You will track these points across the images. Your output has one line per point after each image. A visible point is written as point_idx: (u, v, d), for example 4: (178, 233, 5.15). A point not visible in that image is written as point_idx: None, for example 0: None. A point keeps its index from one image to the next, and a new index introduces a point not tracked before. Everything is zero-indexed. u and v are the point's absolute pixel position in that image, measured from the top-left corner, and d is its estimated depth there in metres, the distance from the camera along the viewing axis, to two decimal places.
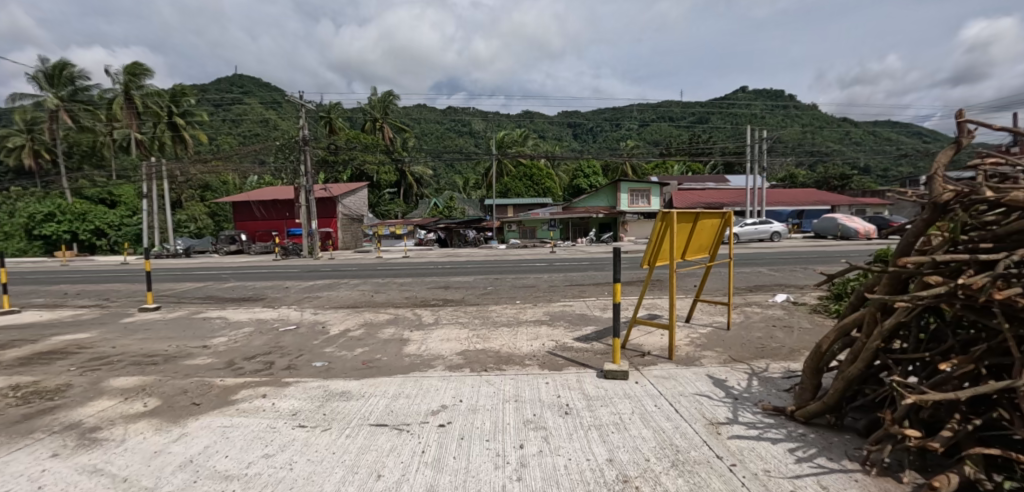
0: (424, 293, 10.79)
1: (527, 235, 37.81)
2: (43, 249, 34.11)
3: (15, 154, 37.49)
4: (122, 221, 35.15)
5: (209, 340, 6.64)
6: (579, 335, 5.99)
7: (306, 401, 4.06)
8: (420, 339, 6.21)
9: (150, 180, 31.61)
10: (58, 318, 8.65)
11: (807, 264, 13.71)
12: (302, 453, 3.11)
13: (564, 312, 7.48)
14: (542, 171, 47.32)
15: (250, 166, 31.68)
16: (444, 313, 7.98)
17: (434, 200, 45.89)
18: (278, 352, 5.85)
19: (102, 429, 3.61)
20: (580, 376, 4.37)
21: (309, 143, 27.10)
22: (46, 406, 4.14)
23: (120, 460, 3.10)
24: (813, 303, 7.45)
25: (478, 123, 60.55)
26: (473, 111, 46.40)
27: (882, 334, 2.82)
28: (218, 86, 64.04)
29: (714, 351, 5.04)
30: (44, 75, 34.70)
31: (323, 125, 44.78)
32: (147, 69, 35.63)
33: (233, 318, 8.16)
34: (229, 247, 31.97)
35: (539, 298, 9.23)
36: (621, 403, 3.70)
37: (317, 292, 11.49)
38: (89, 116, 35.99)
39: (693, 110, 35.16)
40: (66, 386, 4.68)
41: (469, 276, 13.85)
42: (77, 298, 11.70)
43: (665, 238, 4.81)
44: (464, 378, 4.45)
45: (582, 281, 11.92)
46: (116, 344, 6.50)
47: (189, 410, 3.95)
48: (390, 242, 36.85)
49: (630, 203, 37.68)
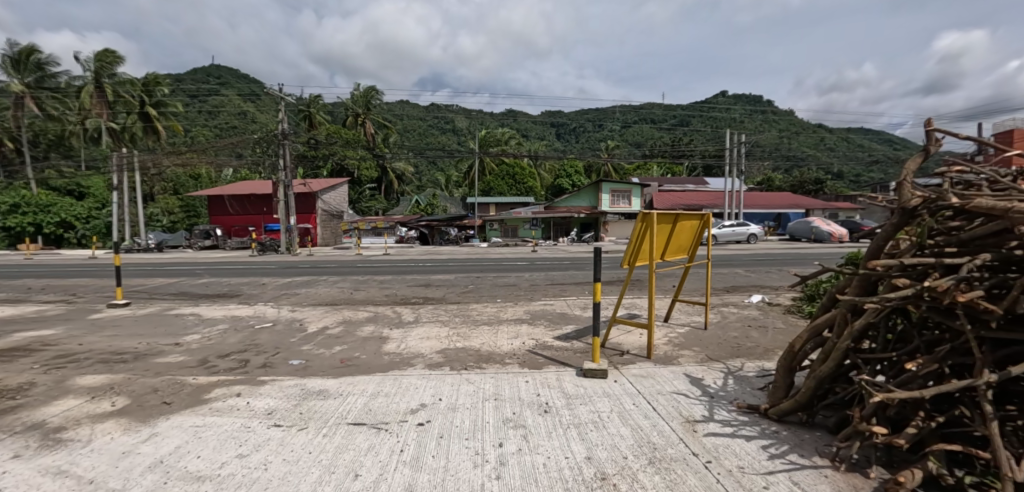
0: (404, 291, 10.69)
1: (509, 234, 37.42)
2: (6, 241, 32.89)
3: None
4: (90, 214, 34.01)
5: (181, 337, 6.45)
6: (559, 334, 6.01)
7: (282, 399, 3.99)
8: (400, 337, 6.16)
9: (120, 172, 30.45)
10: (20, 314, 8.30)
11: (782, 266, 14.07)
12: (277, 453, 3.05)
13: (544, 311, 7.51)
14: (525, 170, 47.30)
15: (227, 158, 30.84)
16: (425, 311, 7.93)
17: (415, 198, 45.59)
18: (254, 350, 5.72)
19: (66, 429, 3.48)
20: (559, 374, 4.40)
21: (288, 137, 26.53)
22: (6, 405, 3.97)
23: (86, 461, 2.99)
24: (788, 304, 7.63)
25: (462, 121, 60.48)
26: (457, 108, 46.32)
27: (852, 335, 2.91)
28: (194, 76, 62.43)
29: (690, 350, 5.11)
30: (9, 60, 33.10)
31: (302, 119, 43.94)
32: (118, 57, 34.40)
33: (207, 315, 7.96)
34: (203, 243, 31.35)
35: (520, 297, 9.23)
36: (601, 402, 3.73)
37: (294, 288, 11.30)
38: (57, 104, 34.77)
39: (675, 112, 35.65)
40: (29, 385, 4.49)
41: (451, 274, 13.79)
42: (42, 293, 11.23)
43: (645, 238, 4.83)
44: (444, 377, 4.43)
45: (563, 280, 11.96)
46: (83, 342, 6.27)
47: (161, 410, 3.84)
48: (369, 238, 36.50)
49: (612, 204, 38.04)
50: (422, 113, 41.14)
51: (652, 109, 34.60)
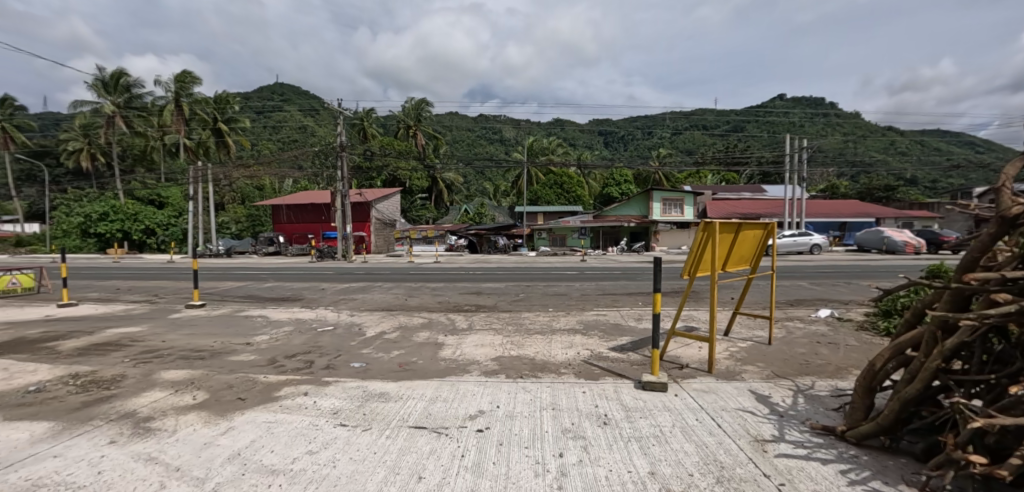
0: (455, 298, 10.89)
1: (557, 243, 37.18)
2: (97, 246, 36.26)
3: (74, 157, 40.29)
4: (170, 221, 37.13)
5: (252, 337, 6.88)
6: (615, 345, 5.92)
7: (345, 400, 4.16)
8: (455, 343, 6.26)
9: (196, 183, 32.95)
10: (112, 311, 9.15)
11: (852, 279, 13.14)
12: (344, 451, 3.18)
13: (598, 321, 7.41)
14: (573, 179, 47.15)
15: (289, 170, 32.72)
16: (477, 319, 8.04)
17: (464, 207, 46.47)
18: (317, 352, 6.00)
19: (154, 419, 3.79)
20: (618, 386, 4.32)
21: (346, 149, 27.56)
22: (103, 395, 4.38)
23: (173, 450, 3.24)
24: (860, 320, 7.13)
25: (509, 131, 61.12)
26: (505, 118, 46.84)
27: (944, 354, 2.68)
28: (261, 94, 66.99)
29: (755, 367, 4.88)
30: (101, 83, 36.61)
31: (357, 132, 45.81)
32: (195, 77, 37.14)
33: (274, 317, 8.44)
34: (267, 249, 33.34)
35: (571, 307, 9.18)
36: (662, 416, 3.63)
37: (351, 294, 11.79)
38: (142, 122, 38.11)
39: (729, 118, 34.42)
40: (121, 376, 4.93)
41: (500, 282, 13.91)
42: (129, 293, 12.34)
43: (706, 248, 4.68)
44: (500, 384, 4.46)
45: (615, 290, 11.76)
46: (165, 339, 6.82)
47: (236, 405, 4.10)
48: (420, 246, 37.47)
49: (663, 212, 37.06)
50: (472, 124, 41.79)
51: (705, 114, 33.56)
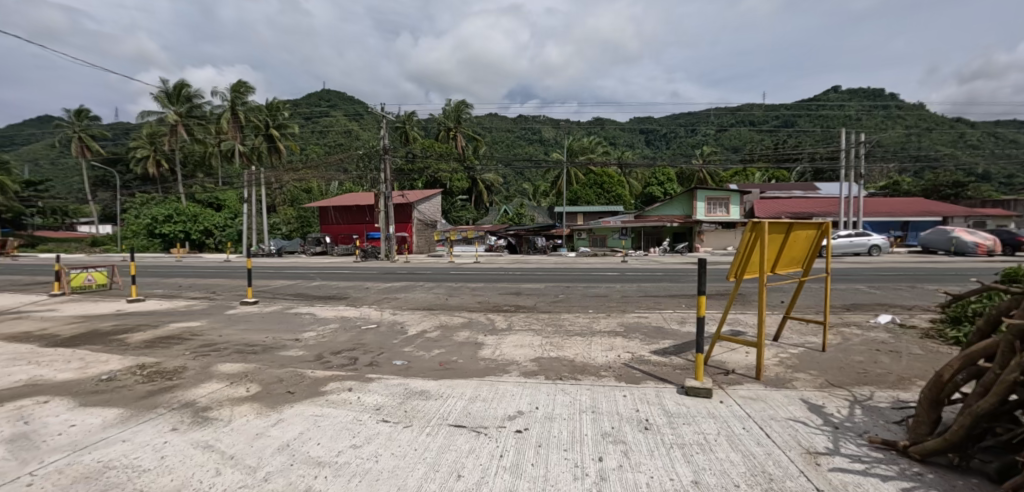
0: (495, 298, 10.95)
1: (597, 244, 36.77)
2: (161, 246, 38.86)
3: (143, 163, 43.37)
4: (226, 222, 39.45)
5: (300, 334, 7.18)
6: (657, 348, 5.77)
7: (388, 396, 4.27)
8: (494, 343, 6.30)
9: (250, 187, 34.84)
10: (175, 307, 9.78)
11: (917, 283, 12.25)
12: (386, 447, 3.26)
13: (639, 323, 7.26)
14: (613, 179, 46.46)
15: (336, 174, 33.99)
16: (517, 319, 8.04)
17: (504, 208, 46.74)
18: (362, 349, 6.20)
19: (212, 409, 4.03)
20: (660, 390, 4.22)
21: (389, 151, 28.29)
22: (167, 384, 4.69)
23: (228, 439, 3.42)
24: (925, 327, 6.63)
25: (549, 131, 60.86)
26: (544, 119, 46.79)
27: (1022, 366, 2.45)
28: (310, 100, 69.87)
29: (807, 374, 4.64)
30: (165, 94, 39.30)
31: (400, 135, 46.99)
32: (249, 87, 39.18)
33: (321, 315, 8.78)
34: (315, 249, 34.79)
35: (611, 309, 9.03)
36: (706, 423, 3.51)
37: (394, 293, 12.07)
38: (201, 130, 40.60)
39: (778, 113, 32.93)
40: (182, 368, 5.26)
41: (540, 283, 13.88)
42: (191, 290, 13.15)
43: (754, 249, 4.49)
44: (539, 386, 4.45)
45: (657, 292, 11.48)
46: (221, 334, 7.22)
47: (285, 398, 4.29)
48: (461, 247, 37.94)
49: (707, 212, 35.98)
50: (511, 125, 41.96)
51: (752, 110, 32.26)
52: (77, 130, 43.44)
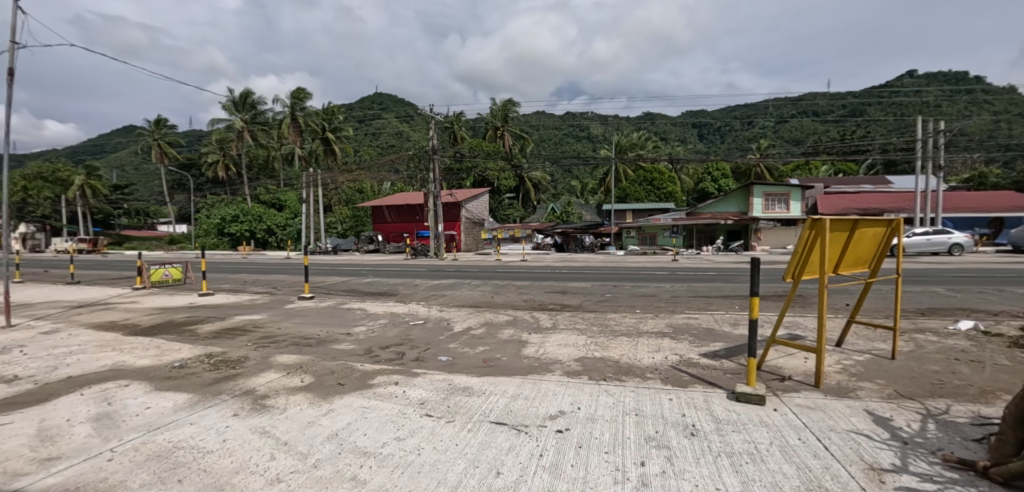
0: (541, 296, 10.93)
1: (647, 242, 35.94)
2: (230, 244, 41.67)
3: (214, 167, 46.65)
4: (286, 222, 41.80)
5: (352, 328, 7.49)
6: (707, 351, 5.54)
7: (432, 391, 4.36)
8: (538, 342, 6.28)
9: (309, 188, 36.70)
10: (241, 301, 10.47)
11: (1005, 285, 11.09)
12: (428, 440, 3.32)
13: (689, 325, 7.01)
14: (664, 175, 45.15)
15: (387, 174, 35.17)
16: (561, 318, 7.98)
17: (551, 206, 46.60)
18: (409, 344, 6.37)
19: (270, 397, 4.26)
20: (708, 395, 4.05)
21: (438, 151, 28.78)
22: (231, 373, 5.02)
23: (283, 426, 3.61)
24: (1015, 336, 5.98)
25: (596, 128, 59.98)
26: (592, 116, 46.17)
27: None
28: (364, 104, 72.56)
29: (872, 383, 4.31)
30: (233, 102, 41.95)
31: (448, 135, 47.85)
32: (308, 93, 41.01)
33: (372, 310, 9.10)
34: (368, 247, 36.11)
35: (658, 309, 8.79)
36: (757, 432, 3.33)
37: (441, 290, 12.32)
38: (265, 135, 43.21)
39: (845, 101, 30.71)
40: (244, 358, 5.60)
41: (587, 281, 13.74)
42: (255, 285, 14.03)
43: (814, 248, 4.21)
44: (582, 386, 4.39)
45: (709, 292, 11.04)
46: (280, 327, 7.65)
47: (335, 389, 4.47)
48: (508, 245, 38.12)
49: (765, 209, 34.31)
50: (559, 123, 41.61)
51: (815, 100, 30.33)
52: (156, 138, 47.24)
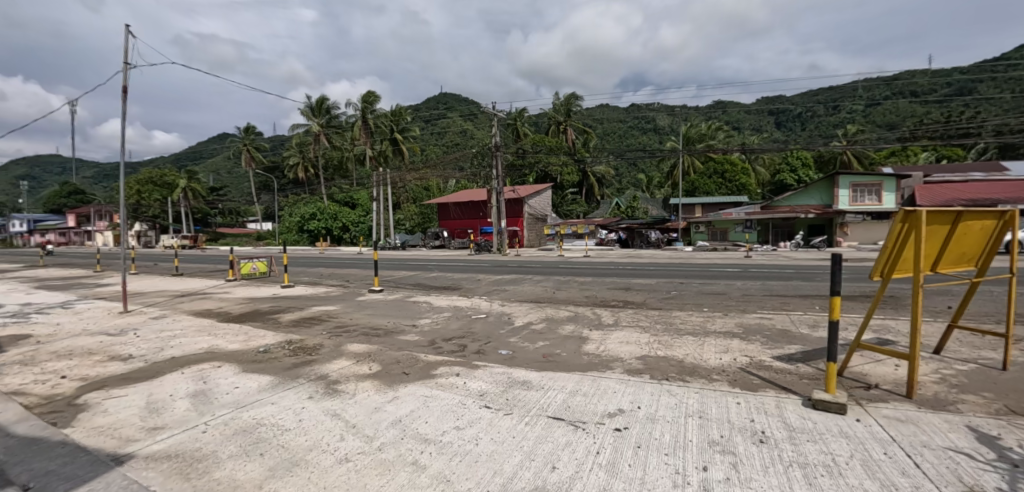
0: (602, 293, 10.78)
1: (717, 238, 34.39)
2: (309, 239, 44.79)
3: (295, 170, 50.21)
4: (359, 219, 44.25)
5: (417, 320, 7.80)
6: (780, 353, 5.20)
7: (491, 384, 4.43)
8: (599, 339, 6.20)
9: (380, 186, 38.54)
10: (319, 293, 11.25)
11: None
12: (486, 431, 3.40)
13: (761, 325, 6.62)
14: (736, 167, 42.68)
15: (452, 172, 36.11)
16: (624, 315, 7.82)
17: (615, 201, 45.73)
18: (470, 337, 6.52)
19: (341, 383, 4.54)
20: (780, 401, 3.80)
21: (501, 149, 28.99)
22: (308, 358, 5.41)
23: (352, 409, 3.85)
24: None
25: (663, 119, 57.85)
26: (658, 106, 44.55)
27: None
28: (429, 104, 74.92)
29: (976, 396, 3.83)
30: (310, 108, 44.71)
31: (511, 132, 48.21)
32: (377, 96, 42.79)
33: (436, 304, 9.43)
34: (434, 243, 37.30)
35: (728, 308, 8.36)
36: (836, 443, 3.08)
37: (503, 286, 12.46)
38: (339, 138, 45.93)
39: (952, 78, 27.30)
40: (320, 345, 6.02)
41: (651, 278, 13.33)
42: (331, 278, 14.99)
43: (907, 243, 3.80)
44: (643, 384, 4.29)
45: (785, 291, 10.32)
46: (352, 317, 8.15)
47: (401, 378, 4.68)
48: (571, 241, 37.73)
49: (852, 201, 31.24)
50: (623, 115, 40.46)
51: (913, 78, 27.30)
52: (246, 143, 51.58)
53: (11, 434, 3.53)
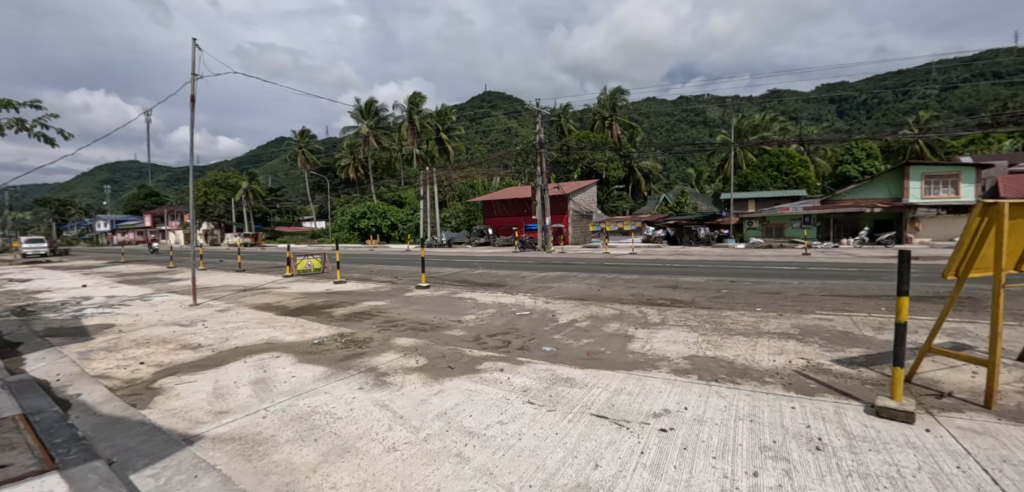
0: (649, 290, 10.55)
1: (772, 235, 32.50)
2: (359, 237, 46.45)
3: (346, 170, 52.16)
4: (407, 217, 45.49)
5: (462, 316, 7.94)
6: (841, 357, 4.90)
7: (535, 380, 4.45)
8: (645, 337, 6.07)
9: (426, 185, 39.40)
10: (369, 288, 11.67)
11: None
12: (529, 427, 3.42)
13: (820, 326, 6.26)
14: (794, 159, 40.47)
15: (496, 169, 36.36)
16: (671, 313, 7.61)
17: (662, 197, 44.68)
18: (515, 334, 6.57)
19: (390, 375, 4.70)
20: (839, 406, 3.60)
21: (544, 146, 28.85)
22: (358, 351, 5.63)
23: (399, 401, 3.97)
24: None
25: (713, 111, 55.78)
26: (708, 98, 42.96)
27: None
28: (473, 103, 75.74)
29: None
30: (359, 110, 46.24)
31: (555, 128, 47.92)
32: (423, 97, 43.68)
33: (481, 300, 9.54)
34: (479, 240, 37.83)
35: (783, 308, 7.96)
36: (902, 454, 2.87)
37: (547, 282, 12.45)
38: (387, 138, 47.28)
39: None
40: (370, 339, 6.25)
41: (701, 276, 12.89)
42: (380, 275, 15.51)
43: (987, 240, 3.49)
44: (690, 385, 4.18)
45: (848, 291, 9.71)
46: (400, 312, 8.40)
47: (446, 372, 4.78)
48: (617, 239, 37.12)
49: (924, 194, 28.97)
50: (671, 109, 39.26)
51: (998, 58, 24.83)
52: (301, 146, 54.09)
53: (98, 413, 3.90)
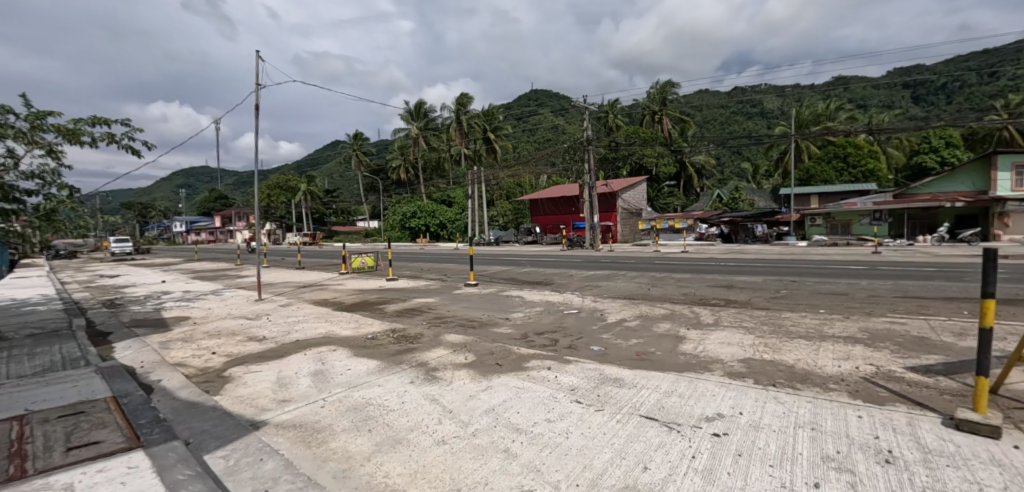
0: (702, 290, 10.18)
1: (838, 231, 30.61)
2: (410, 236, 47.75)
3: (397, 171, 53.72)
4: (455, 216, 46.32)
5: (510, 314, 7.99)
6: (916, 365, 4.53)
7: (582, 379, 4.42)
8: (697, 339, 5.88)
9: (474, 184, 39.92)
10: (419, 286, 11.98)
11: None
12: (576, 426, 3.40)
13: (892, 331, 5.81)
14: (862, 150, 37.71)
15: (544, 168, 36.27)
16: (726, 314, 7.32)
17: (716, 193, 43.02)
18: (562, 332, 6.55)
19: (439, 370, 4.82)
20: (913, 417, 3.34)
21: (592, 142, 28.34)
22: (409, 346, 5.81)
23: (448, 396, 4.06)
24: None
25: (772, 101, 52.92)
26: (766, 88, 40.79)
27: None
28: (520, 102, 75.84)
29: None
30: (409, 112, 47.46)
31: (603, 124, 47.10)
32: (470, 97, 44.16)
33: (528, 298, 9.57)
34: (526, 238, 37.98)
35: (851, 311, 7.45)
36: (986, 472, 2.62)
37: (595, 281, 12.31)
38: (436, 139, 48.24)
39: None
40: (420, 334, 6.43)
41: (758, 275, 12.29)
42: (430, 272, 15.89)
43: None
44: (747, 389, 4.00)
45: (925, 292, 8.95)
46: (448, 309, 8.57)
47: (494, 369, 4.84)
48: (668, 237, 36.07)
49: (1015, 187, 26.19)
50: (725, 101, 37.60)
51: None
52: (355, 149, 56.16)
53: (176, 398, 4.26)
